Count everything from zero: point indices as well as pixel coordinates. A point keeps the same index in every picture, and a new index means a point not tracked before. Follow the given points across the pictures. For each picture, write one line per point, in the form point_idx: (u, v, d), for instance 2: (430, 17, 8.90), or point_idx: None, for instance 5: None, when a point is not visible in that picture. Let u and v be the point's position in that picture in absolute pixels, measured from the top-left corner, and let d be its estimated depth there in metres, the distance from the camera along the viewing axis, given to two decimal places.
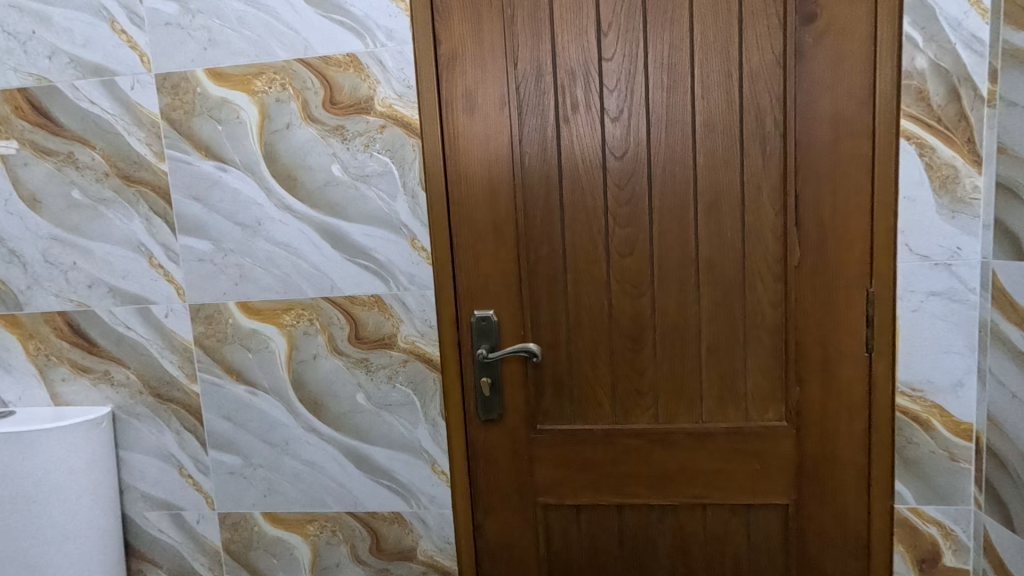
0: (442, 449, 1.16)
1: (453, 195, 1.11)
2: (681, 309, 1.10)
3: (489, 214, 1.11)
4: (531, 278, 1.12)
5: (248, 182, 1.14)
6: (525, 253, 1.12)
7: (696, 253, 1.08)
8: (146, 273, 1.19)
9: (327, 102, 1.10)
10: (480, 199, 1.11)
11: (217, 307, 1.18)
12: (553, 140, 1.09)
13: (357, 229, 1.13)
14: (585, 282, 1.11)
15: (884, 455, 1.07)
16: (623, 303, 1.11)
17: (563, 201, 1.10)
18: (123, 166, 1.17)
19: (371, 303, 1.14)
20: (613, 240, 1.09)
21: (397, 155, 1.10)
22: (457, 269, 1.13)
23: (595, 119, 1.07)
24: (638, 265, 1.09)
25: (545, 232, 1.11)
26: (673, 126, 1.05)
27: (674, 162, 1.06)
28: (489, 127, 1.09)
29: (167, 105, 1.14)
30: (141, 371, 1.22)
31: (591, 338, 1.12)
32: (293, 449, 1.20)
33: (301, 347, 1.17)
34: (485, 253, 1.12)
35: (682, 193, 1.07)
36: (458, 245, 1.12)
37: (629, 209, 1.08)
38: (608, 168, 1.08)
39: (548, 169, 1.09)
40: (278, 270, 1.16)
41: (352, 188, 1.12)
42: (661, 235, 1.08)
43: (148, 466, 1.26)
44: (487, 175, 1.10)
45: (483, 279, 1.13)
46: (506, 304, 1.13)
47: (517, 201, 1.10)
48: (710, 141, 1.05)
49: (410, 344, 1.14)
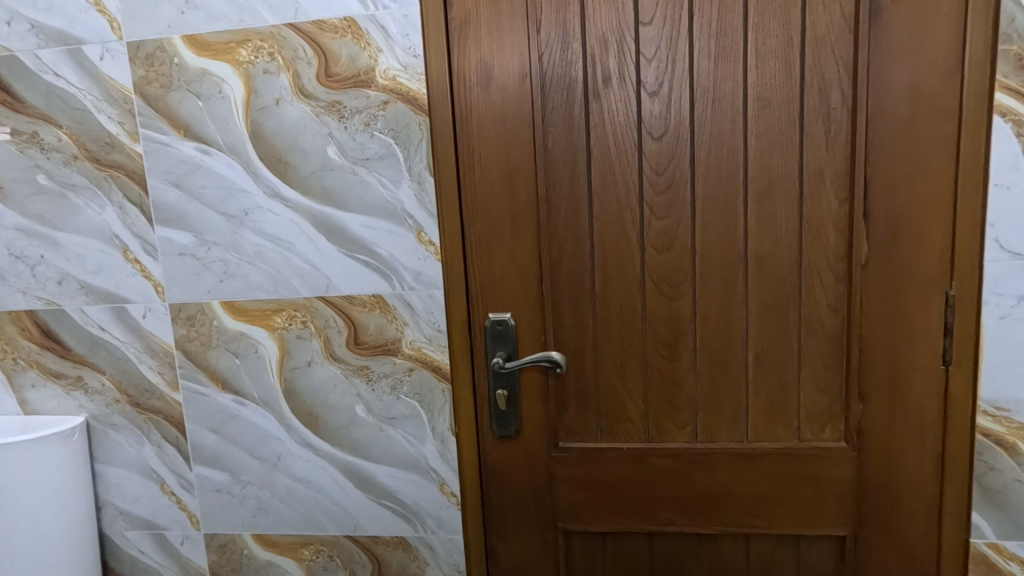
0: (451, 468, 1.04)
1: (466, 182, 0.97)
2: (726, 314, 0.95)
3: (506, 203, 0.97)
4: (554, 277, 0.98)
5: (232, 166, 1.01)
6: (547, 248, 0.98)
7: (745, 249, 0.94)
8: (121, 268, 1.06)
9: (321, 74, 0.96)
10: (496, 186, 0.97)
11: (200, 307, 1.05)
12: (580, 119, 0.94)
13: (356, 220, 0.99)
14: (614, 282, 0.97)
15: (960, 482, 0.93)
16: (658, 306, 0.96)
17: (591, 189, 0.95)
18: (93, 147, 1.03)
19: (372, 305, 1.01)
20: (648, 234, 0.95)
21: (401, 136, 0.96)
22: (469, 266, 0.99)
23: (630, 94, 0.93)
24: (678, 262, 0.95)
25: (570, 224, 0.97)
26: (722, 101, 0.91)
27: (722, 143, 0.92)
28: (507, 102, 0.95)
29: (141, 78, 1.00)
30: (118, 377, 1.10)
31: (621, 346, 0.98)
32: (286, 466, 1.08)
33: (294, 353, 1.04)
34: (502, 248, 0.98)
35: (730, 180, 0.92)
36: (471, 239, 0.98)
37: (667, 198, 0.94)
38: (644, 150, 0.93)
39: (575, 152, 0.95)
40: (267, 266, 1.03)
41: (351, 173, 0.98)
42: (704, 228, 0.94)
43: (127, 482, 1.14)
44: (504, 158, 0.96)
45: (499, 277, 0.99)
46: (525, 306, 0.99)
47: (538, 188, 0.96)
48: (765, 118, 0.90)
49: (415, 350, 1.01)
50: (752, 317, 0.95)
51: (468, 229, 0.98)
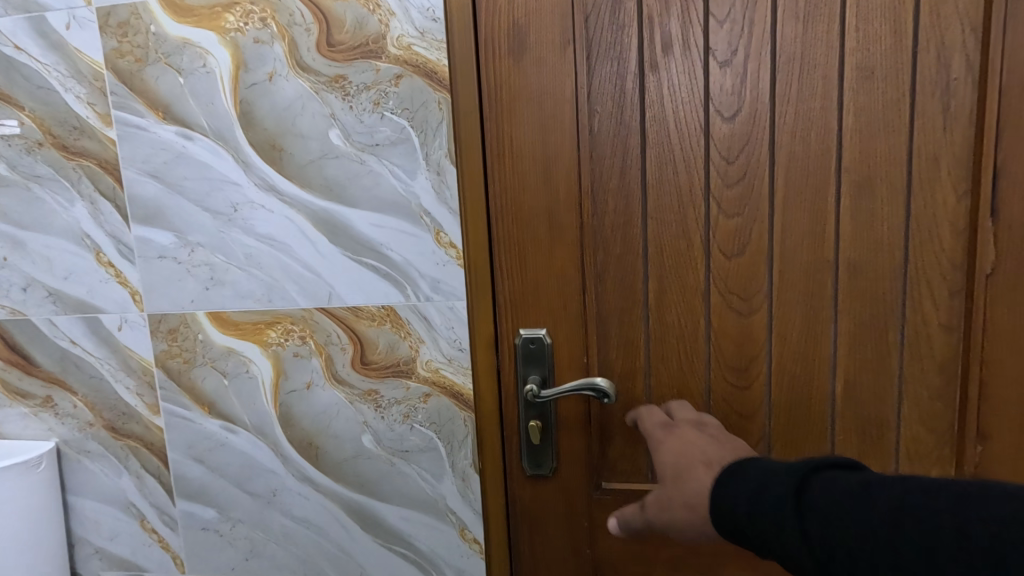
0: (473, 511, 0.88)
1: (493, 174, 0.82)
2: (809, 333, 0.79)
3: (542, 199, 0.81)
4: (598, 286, 0.82)
5: (218, 153, 0.86)
6: (589, 253, 0.82)
7: (835, 254, 0.77)
8: (93, 273, 0.92)
9: (322, 43, 0.80)
10: (530, 178, 0.81)
11: (183, 319, 0.91)
12: (634, 96, 0.78)
13: (363, 218, 0.84)
14: (672, 293, 0.81)
15: None
16: (726, 322, 0.80)
17: (645, 181, 0.79)
18: (60, 132, 0.89)
19: (382, 318, 0.85)
20: (715, 235, 0.79)
21: (417, 116, 0.80)
22: (497, 274, 0.84)
23: (696, 64, 0.76)
24: (751, 268, 0.78)
25: (619, 222, 0.80)
26: (813, 70, 0.73)
27: (811, 123, 0.74)
28: (544, 77, 0.79)
29: (113, 50, 0.85)
30: (91, 398, 0.96)
31: (679, 369, 0.82)
32: (282, 503, 0.93)
33: (291, 373, 0.89)
34: (536, 251, 0.82)
35: (819, 169, 0.75)
36: (499, 242, 0.83)
37: (739, 192, 0.77)
38: (712, 133, 0.77)
39: (626, 136, 0.79)
40: (260, 271, 0.88)
41: (357, 162, 0.82)
42: (786, 228, 0.77)
43: (103, 517, 1.00)
44: (539, 145, 0.80)
45: (532, 286, 0.83)
46: (564, 320, 0.84)
47: (581, 180, 0.80)
48: (867, 91, 0.73)
49: (432, 372, 0.86)
50: (842, 336, 0.78)
51: (495, 230, 0.83)
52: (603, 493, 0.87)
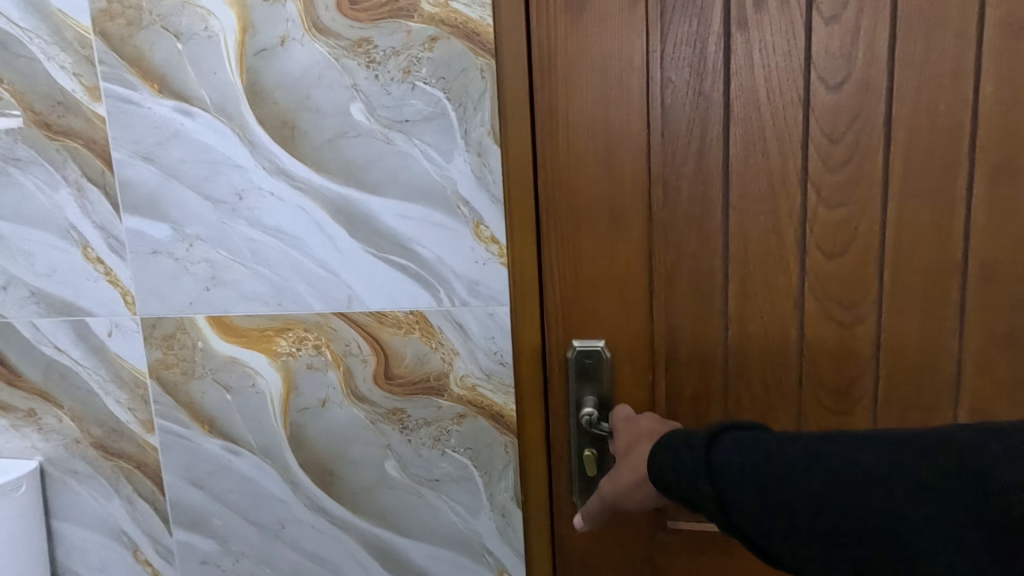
0: (514, 551, 0.76)
1: (545, 159, 0.70)
2: (922, 342, 0.69)
3: (602, 188, 0.70)
4: (668, 289, 0.71)
5: (222, 133, 0.74)
6: (657, 250, 0.71)
7: (959, 250, 0.67)
8: (80, 270, 0.80)
9: (343, 1, 0.68)
10: (589, 163, 0.70)
11: (181, 324, 0.79)
12: (720, 63, 0.67)
13: (388, 208, 0.71)
14: (755, 296, 0.70)
15: None
16: (823, 331, 0.70)
17: (728, 165, 0.69)
18: (42, 108, 0.77)
19: (410, 325, 0.73)
20: (813, 229, 0.68)
21: (454, 86, 0.67)
22: (548, 276, 0.72)
23: (797, 23, 0.65)
24: (857, 270, 0.69)
25: (695, 214, 0.70)
26: (937, 31, 0.63)
27: (933, 94, 0.65)
28: (609, 43, 0.68)
29: (101, 12, 0.74)
30: (78, 412, 0.85)
31: (762, 384, 0.72)
32: (293, 537, 0.81)
33: (303, 388, 0.77)
34: (594, 249, 0.71)
35: (941, 149, 0.65)
36: (550, 238, 0.71)
37: (844, 178, 0.67)
38: (812, 107, 0.66)
39: (707, 113, 0.68)
40: (269, 270, 0.76)
41: (382, 142, 0.70)
42: (901, 218, 0.67)
43: (91, 545, 0.88)
44: (601, 124, 0.69)
45: (589, 289, 0.72)
46: (628, 329, 0.73)
47: (650, 165, 0.69)
48: (1000, 57, 0.63)
49: (468, 389, 0.73)
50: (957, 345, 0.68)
51: (546, 225, 0.71)
52: (669, 533, 0.74)
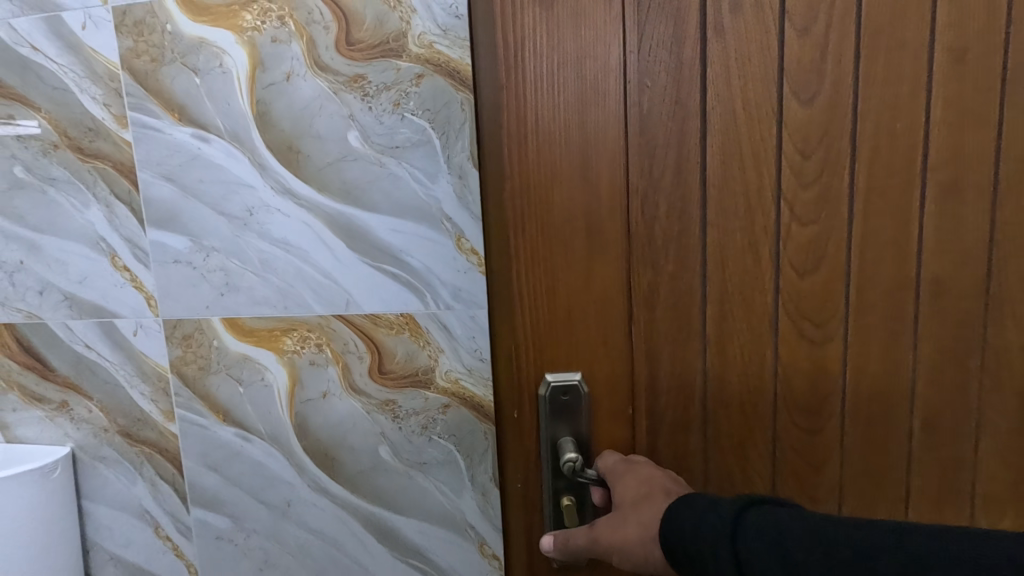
0: (493, 526, 0.86)
1: (514, 171, 0.62)
2: (889, 366, 0.64)
3: (577, 203, 0.62)
4: (644, 314, 0.65)
5: (235, 157, 0.83)
6: (636, 273, 0.64)
7: (917, 270, 0.62)
8: (109, 277, 0.90)
9: (342, 42, 0.77)
10: (565, 176, 0.62)
11: (198, 325, 0.89)
12: (695, 68, 0.61)
13: (381, 223, 0.81)
14: (737, 323, 0.65)
15: None
16: (797, 353, 0.65)
17: (705, 180, 0.62)
18: (75, 134, 0.87)
19: (401, 326, 0.83)
20: (786, 245, 0.63)
21: (438, 117, 0.77)
22: (518, 299, 0.65)
23: (770, 34, 0.60)
24: (829, 288, 0.64)
25: (674, 233, 0.64)
26: (905, 46, 0.59)
27: (891, 115, 0.60)
28: (582, 41, 0.60)
29: (129, 50, 0.83)
30: (107, 404, 0.95)
31: (745, 414, 0.67)
32: (297, 515, 0.91)
33: (307, 382, 0.87)
34: (569, 267, 0.64)
35: (904, 168, 0.61)
36: (519, 259, 0.64)
37: (816, 194, 0.62)
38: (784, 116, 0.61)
39: (685, 119, 0.62)
40: (276, 277, 0.85)
41: (376, 165, 0.80)
42: (866, 239, 0.62)
43: (118, 523, 0.98)
44: (575, 130, 0.61)
45: (562, 315, 0.65)
46: (602, 356, 0.67)
47: (628, 179, 0.62)
48: (959, 79, 0.58)
49: (452, 383, 0.83)
50: (921, 370, 0.64)
51: (516, 244, 0.63)
52: None
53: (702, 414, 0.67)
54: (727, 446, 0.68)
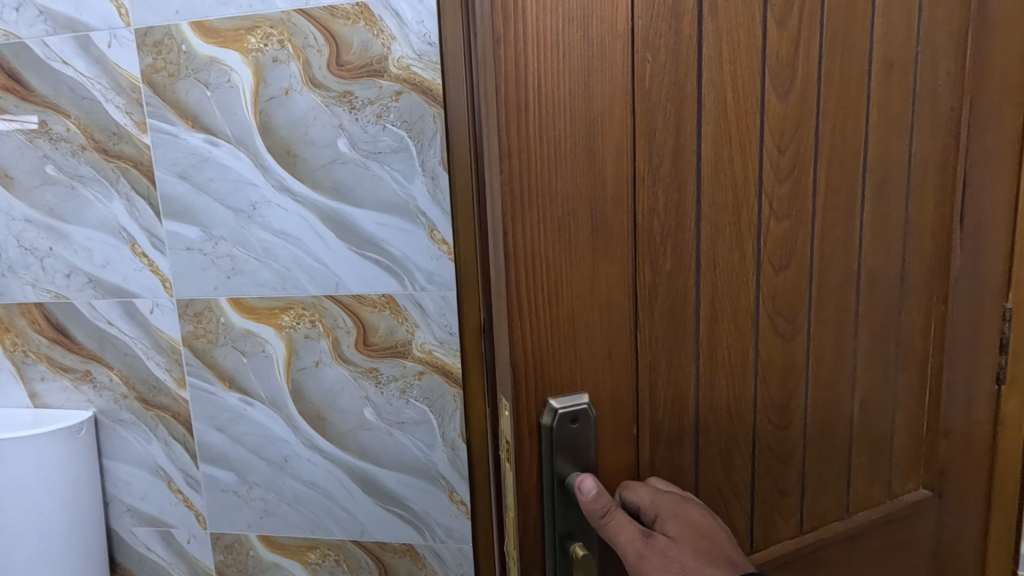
0: (461, 476, 1.01)
1: (510, 149, 0.44)
2: (835, 353, 0.65)
3: (581, 195, 0.46)
4: (648, 330, 0.52)
5: (240, 158, 0.97)
6: (644, 283, 0.51)
7: (859, 264, 0.64)
8: (129, 262, 1.04)
9: (333, 63, 0.92)
10: (570, 162, 0.45)
11: (208, 304, 1.03)
12: (693, 48, 0.49)
13: (366, 216, 0.95)
14: (728, 333, 0.56)
15: (1009, 515, 0.85)
16: (772, 350, 0.60)
17: (701, 170, 0.51)
18: (101, 138, 1.01)
19: (382, 305, 0.97)
20: (766, 241, 0.57)
21: (414, 127, 0.92)
22: (512, 320, 0.47)
23: (756, 22, 0.51)
24: (797, 283, 0.60)
25: (676, 223, 0.51)
26: (852, 54, 0.58)
27: (847, 114, 0.59)
28: None
29: (149, 66, 0.97)
30: (126, 373, 1.08)
31: (731, 420, 0.58)
32: (293, 468, 1.05)
33: (302, 353, 1.01)
34: (571, 262, 0.47)
35: (852, 167, 0.60)
36: (515, 262, 0.46)
37: (789, 189, 0.57)
38: (759, 114, 0.53)
39: (683, 103, 0.49)
40: (275, 263, 0.99)
41: (362, 167, 0.94)
42: (824, 234, 0.60)
43: (135, 478, 1.13)
44: (580, 105, 0.44)
45: (567, 339, 0.48)
46: (611, 388, 0.51)
47: (635, 152, 0.47)
48: (887, 87, 0.60)
49: (426, 353, 0.97)
50: (858, 359, 0.67)
51: (515, 247, 0.45)
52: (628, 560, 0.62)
53: (701, 436, 0.57)
54: (722, 463, 0.59)
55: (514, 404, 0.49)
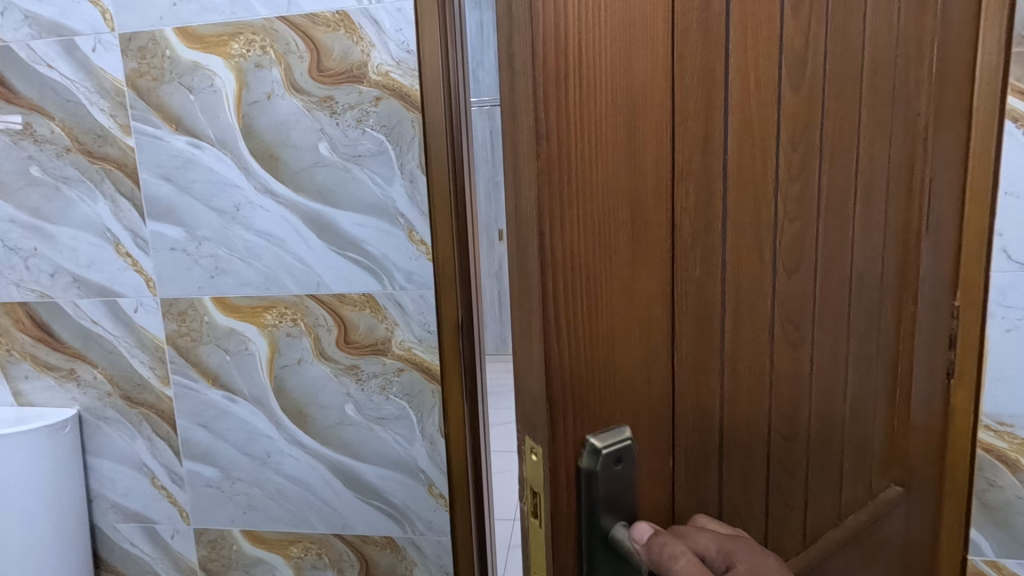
0: (440, 470, 1.04)
1: (547, 131, 0.35)
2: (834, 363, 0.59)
3: (622, 189, 0.38)
4: (688, 348, 0.44)
5: (224, 160, 1.00)
6: (685, 292, 0.43)
7: (852, 264, 0.59)
8: (113, 262, 1.06)
9: (314, 69, 0.94)
10: (611, 148, 0.37)
11: (192, 303, 1.05)
12: (722, 22, 0.41)
13: (347, 218, 0.98)
14: (761, 345, 0.50)
15: (958, 500, 0.90)
16: (784, 364, 0.53)
17: (728, 161, 0.44)
18: (86, 140, 1.03)
19: (363, 304, 1.00)
20: (780, 242, 0.50)
21: (393, 131, 0.95)
22: (550, 346, 0.38)
23: None
24: (805, 289, 0.54)
25: (707, 222, 0.43)
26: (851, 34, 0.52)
27: (848, 103, 0.54)
28: None
29: (133, 71, 0.99)
30: (110, 371, 1.10)
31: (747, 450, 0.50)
32: (276, 464, 1.08)
33: (284, 350, 1.04)
34: (611, 274, 0.39)
35: (849, 161, 0.56)
36: (553, 271, 0.37)
37: (800, 184, 0.50)
38: (781, 103, 0.47)
39: (715, 84, 0.42)
40: (259, 263, 1.02)
41: (342, 170, 0.97)
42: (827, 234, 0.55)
43: (120, 475, 1.14)
44: (619, 79, 0.36)
45: (607, 364, 0.40)
46: (653, 419, 0.43)
47: (674, 141, 0.40)
48: (875, 78, 0.56)
49: (406, 351, 1.01)
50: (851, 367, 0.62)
51: (556, 254, 0.36)
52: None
53: (740, 464, 0.50)
54: (758, 494, 0.53)
55: (551, 453, 0.39)
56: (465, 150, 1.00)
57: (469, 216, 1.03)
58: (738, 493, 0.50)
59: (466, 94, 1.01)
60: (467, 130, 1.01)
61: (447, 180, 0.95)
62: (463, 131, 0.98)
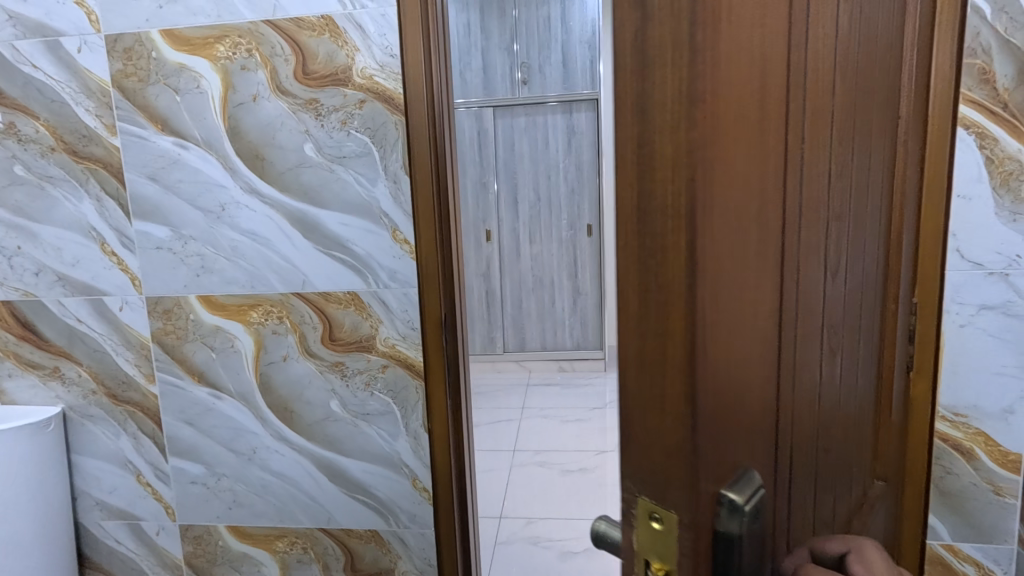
0: (424, 464, 1.06)
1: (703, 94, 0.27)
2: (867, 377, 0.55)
3: (756, 176, 0.31)
4: (802, 358, 0.38)
5: (210, 161, 1.01)
6: (799, 296, 0.36)
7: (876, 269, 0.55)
8: (98, 260, 1.07)
9: (299, 72, 0.96)
10: (748, 127, 0.30)
11: (177, 301, 1.06)
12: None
13: (332, 217, 1.00)
14: (847, 348, 0.45)
15: (918, 487, 0.95)
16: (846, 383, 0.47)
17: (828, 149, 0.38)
18: (70, 140, 1.03)
19: (348, 302, 1.02)
20: (851, 246, 0.44)
21: (377, 134, 0.97)
22: (694, 374, 0.30)
23: None
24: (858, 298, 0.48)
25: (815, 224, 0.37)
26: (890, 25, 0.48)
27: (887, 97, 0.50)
28: None
29: (119, 71, 1.00)
30: (95, 369, 1.11)
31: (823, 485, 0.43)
32: (262, 460, 1.09)
33: (270, 347, 1.06)
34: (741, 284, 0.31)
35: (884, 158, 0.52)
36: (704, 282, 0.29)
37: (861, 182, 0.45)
38: (854, 89, 0.41)
39: (824, 56, 0.35)
40: (245, 262, 1.04)
41: (328, 171, 0.99)
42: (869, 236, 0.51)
43: (104, 473, 1.15)
44: (760, 39, 0.29)
45: (739, 394, 0.32)
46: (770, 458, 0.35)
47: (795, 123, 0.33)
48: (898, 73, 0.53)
49: (390, 347, 1.03)
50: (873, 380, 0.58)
51: (708, 261, 0.29)
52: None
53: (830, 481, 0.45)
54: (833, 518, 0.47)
55: (689, 510, 0.31)
56: (447, 151, 1.02)
57: (452, 215, 1.05)
58: (833, 519, 0.45)
59: (448, 97, 1.04)
60: (449, 133, 1.04)
61: (429, 181, 0.98)
62: (445, 133, 1.01)
